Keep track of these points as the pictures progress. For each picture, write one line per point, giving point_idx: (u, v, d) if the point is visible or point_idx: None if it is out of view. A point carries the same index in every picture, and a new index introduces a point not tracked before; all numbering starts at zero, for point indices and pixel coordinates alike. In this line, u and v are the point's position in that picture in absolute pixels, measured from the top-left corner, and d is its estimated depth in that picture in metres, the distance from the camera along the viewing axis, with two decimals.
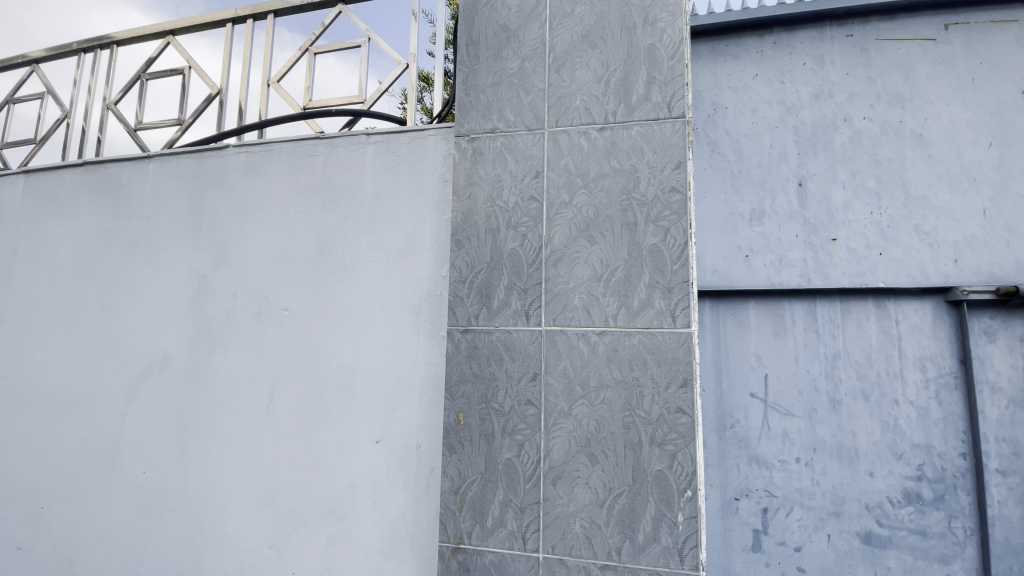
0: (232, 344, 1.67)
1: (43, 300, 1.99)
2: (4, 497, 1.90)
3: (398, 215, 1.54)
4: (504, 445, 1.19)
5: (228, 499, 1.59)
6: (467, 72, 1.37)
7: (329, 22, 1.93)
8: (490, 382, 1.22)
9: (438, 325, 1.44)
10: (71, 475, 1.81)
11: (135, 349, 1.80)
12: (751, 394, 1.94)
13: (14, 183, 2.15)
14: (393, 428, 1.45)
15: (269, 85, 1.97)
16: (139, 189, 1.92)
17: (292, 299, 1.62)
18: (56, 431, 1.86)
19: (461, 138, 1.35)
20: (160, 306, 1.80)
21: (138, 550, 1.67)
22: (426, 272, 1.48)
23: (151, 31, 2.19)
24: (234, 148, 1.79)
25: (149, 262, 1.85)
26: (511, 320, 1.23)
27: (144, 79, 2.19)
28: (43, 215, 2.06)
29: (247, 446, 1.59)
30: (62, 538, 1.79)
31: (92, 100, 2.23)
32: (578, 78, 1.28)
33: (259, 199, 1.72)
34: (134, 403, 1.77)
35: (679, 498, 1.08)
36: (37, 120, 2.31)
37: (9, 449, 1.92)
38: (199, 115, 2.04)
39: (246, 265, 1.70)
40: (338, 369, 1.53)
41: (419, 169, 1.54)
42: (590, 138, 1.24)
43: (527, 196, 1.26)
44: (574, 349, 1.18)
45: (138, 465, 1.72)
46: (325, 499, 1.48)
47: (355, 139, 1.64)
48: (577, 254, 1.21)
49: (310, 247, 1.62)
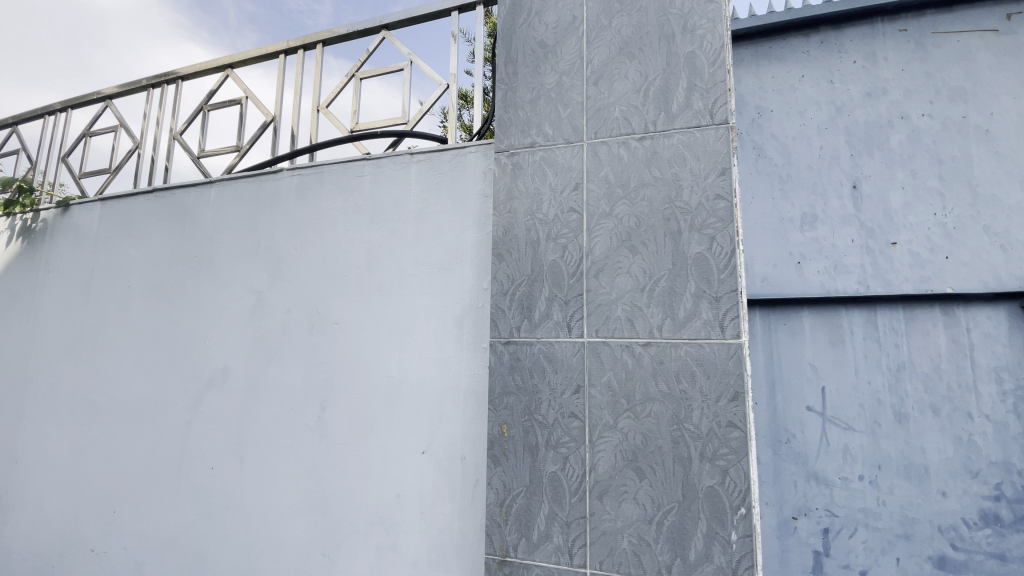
0: (286, 357, 1.75)
1: (118, 318, 2.15)
2: (81, 501, 2.05)
3: (441, 230, 1.58)
4: (549, 458, 1.18)
5: (283, 507, 1.65)
6: (506, 89, 1.41)
7: (373, 48, 2.03)
8: (533, 394, 1.23)
9: (480, 337, 1.46)
10: (141, 480, 1.94)
11: (198, 363, 1.92)
12: (807, 407, 1.85)
13: (92, 210, 2.35)
14: (438, 439, 1.47)
15: (318, 110, 2.07)
16: (202, 212, 2.06)
17: (341, 313, 1.68)
18: (128, 440, 2.00)
19: (501, 153, 1.38)
20: (221, 322, 1.91)
21: (201, 554, 1.76)
22: (468, 285, 1.51)
23: (212, 65, 2.36)
24: (288, 171, 1.90)
25: (211, 280, 1.97)
26: (553, 332, 1.23)
27: (205, 110, 2.35)
28: (118, 238, 2.24)
29: (301, 455, 1.65)
30: (132, 541, 1.90)
31: (160, 131, 2.42)
32: (616, 90, 1.28)
33: (311, 218, 1.81)
34: (197, 413, 1.88)
35: (732, 516, 1.04)
36: (112, 151, 2.53)
37: (88, 456, 2.07)
38: (255, 141, 2.17)
39: (299, 281, 1.78)
40: (386, 381, 1.57)
41: (460, 185, 1.58)
42: (630, 147, 1.24)
43: (567, 208, 1.27)
44: (618, 361, 1.17)
45: (200, 473, 1.82)
46: (375, 509, 1.52)
47: (399, 159, 1.70)
48: (619, 265, 1.20)
49: (359, 263, 1.69)
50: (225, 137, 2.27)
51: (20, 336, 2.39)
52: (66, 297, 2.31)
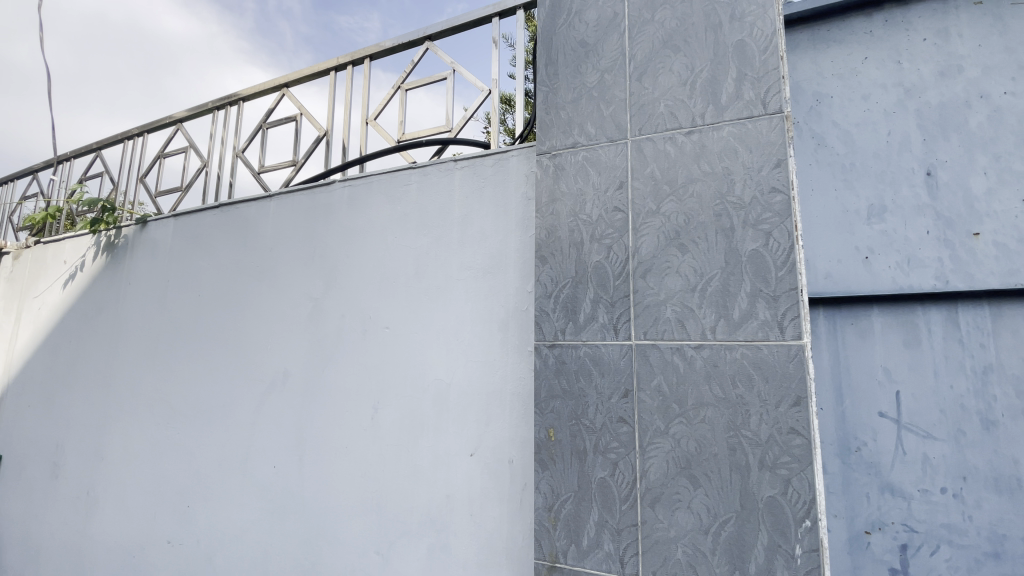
0: (340, 360, 1.81)
1: (190, 324, 2.30)
2: (159, 496, 2.19)
3: (485, 235, 1.59)
4: (597, 463, 1.16)
5: (339, 505, 1.70)
6: (547, 91, 1.40)
7: (418, 59, 2.07)
8: (579, 397, 1.20)
9: (526, 340, 1.45)
10: (211, 477, 2.05)
11: (261, 366, 2.02)
12: (879, 413, 1.59)
13: (166, 225, 2.53)
14: (485, 442, 1.47)
15: (367, 123, 2.14)
16: (262, 224, 2.16)
17: (391, 317, 1.72)
18: (200, 439, 2.13)
19: (543, 155, 1.37)
20: (281, 327, 2.00)
21: (265, 548, 1.84)
22: (513, 288, 1.50)
23: (269, 86, 2.49)
24: (339, 183, 1.97)
25: (272, 288, 2.07)
26: (599, 335, 1.20)
27: (264, 128, 2.48)
28: (189, 251, 2.40)
29: (356, 455, 1.70)
30: (204, 534, 2.02)
31: (225, 150, 2.57)
32: (660, 84, 1.24)
33: (361, 226, 1.87)
34: (260, 414, 1.97)
35: (796, 529, 0.97)
36: (183, 171, 2.71)
37: (165, 454, 2.22)
38: (310, 155, 2.27)
39: (351, 287, 1.84)
40: (434, 384, 1.59)
41: (503, 190, 1.58)
42: (677, 143, 1.19)
43: (611, 207, 1.24)
44: (669, 364, 1.12)
45: (264, 471, 1.91)
46: (425, 510, 1.54)
47: (443, 166, 1.72)
48: (667, 264, 1.16)
49: (406, 268, 1.72)
50: (282, 153, 2.38)
51: (106, 342, 2.61)
52: (145, 306, 2.50)
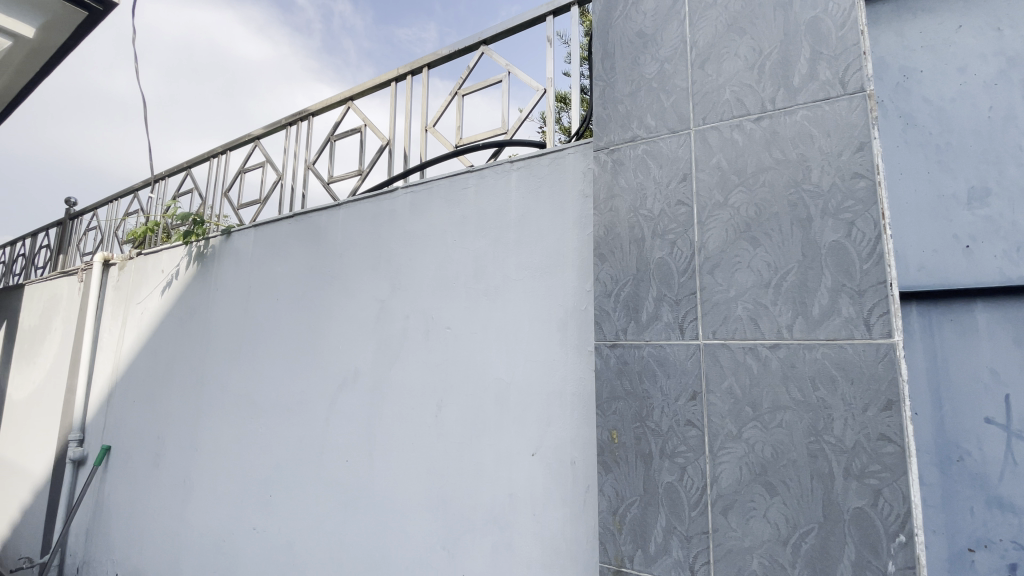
0: (406, 359, 1.87)
1: (270, 326, 2.46)
2: (245, 485, 2.36)
3: (542, 234, 1.58)
4: (664, 467, 1.11)
5: (406, 500, 1.76)
6: (604, 86, 1.37)
7: (473, 64, 2.10)
8: (643, 399, 1.17)
9: (585, 340, 1.43)
10: (290, 469, 2.19)
11: (333, 366, 2.13)
12: (986, 419, 1.40)
13: (248, 235, 2.73)
14: (547, 442, 1.46)
15: (426, 129, 2.20)
16: (332, 231, 2.28)
17: (452, 318, 1.75)
18: (280, 433, 2.27)
19: (600, 151, 1.34)
20: (350, 328, 2.10)
21: (339, 539, 1.94)
22: (571, 287, 1.48)
23: (336, 100, 2.62)
24: (402, 189, 2.03)
25: (342, 291, 2.17)
26: (663, 334, 1.16)
27: (332, 140, 2.61)
28: (268, 258, 2.57)
29: (422, 453, 1.75)
30: (284, 523, 2.15)
31: (297, 162, 2.74)
32: (725, 70, 1.17)
33: (422, 230, 1.92)
34: (333, 411, 2.08)
35: (888, 543, 0.89)
36: (261, 184, 2.91)
37: (249, 447, 2.39)
38: (373, 164, 2.36)
39: (415, 289, 1.90)
40: (495, 384, 1.60)
41: (560, 188, 1.56)
42: (745, 131, 1.13)
43: (674, 201, 1.19)
44: (741, 365, 1.06)
45: (338, 465, 2.01)
46: (489, 508, 1.55)
47: (500, 167, 1.73)
48: (737, 259, 1.09)
49: (466, 270, 1.75)
50: (349, 163, 2.50)
51: (198, 343, 2.85)
52: (230, 310, 2.71)
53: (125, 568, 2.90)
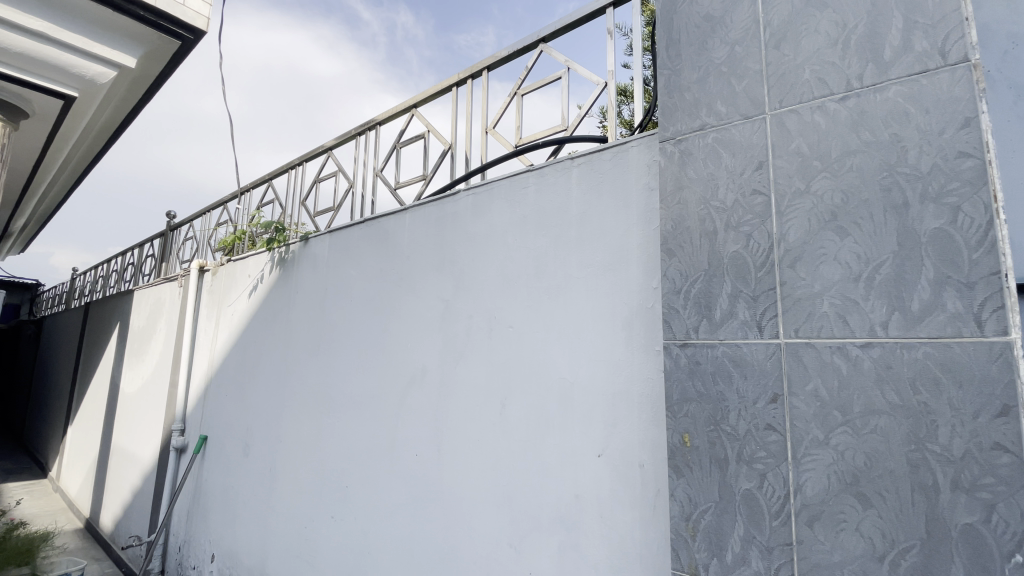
0: (471, 357, 1.90)
1: (344, 326, 2.60)
2: (324, 475, 2.50)
3: (604, 230, 1.55)
4: (740, 473, 1.06)
5: (473, 496, 1.79)
6: (670, 75, 1.32)
7: (532, 63, 2.10)
8: (717, 401, 1.11)
9: (653, 339, 1.38)
10: (364, 462, 2.30)
11: (402, 364, 2.21)
12: None
13: (323, 241, 2.89)
14: (613, 443, 1.43)
15: (487, 131, 2.22)
16: (399, 234, 2.37)
17: (514, 316, 1.76)
18: (355, 427, 2.39)
19: (667, 142, 1.30)
20: (417, 328, 2.17)
21: (410, 531, 2.01)
22: (636, 284, 1.44)
23: (400, 108, 2.71)
24: (464, 191, 2.07)
25: (409, 292, 2.25)
26: (739, 333, 1.10)
27: (398, 148, 2.71)
28: (341, 262, 2.71)
29: (488, 449, 1.77)
30: (359, 514, 2.26)
31: (366, 170, 2.87)
32: (804, 48, 1.09)
33: (484, 231, 1.95)
34: (403, 407, 2.15)
35: (1006, 566, 0.79)
36: (334, 192, 3.08)
37: (327, 439, 2.53)
38: (437, 168, 2.42)
39: (478, 288, 1.92)
40: (559, 383, 1.59)
41: (623, 183, 1.52)
42: (827, 112, 1.04)
43: (749, 191, 1.13)
44: (827, 366, 0.98)
45: (408, 459, 2.08)
46: (555, 507, 1.54)
47: (560, 165, 1.71)
48: (822, 250, 1.01)
49: (527, 269, 1.75)
50: (414, 168, 2.58)
51: (280, 342, 3.06)
52: (308, 311, 2.88)
53: (220, 548, 3.16)
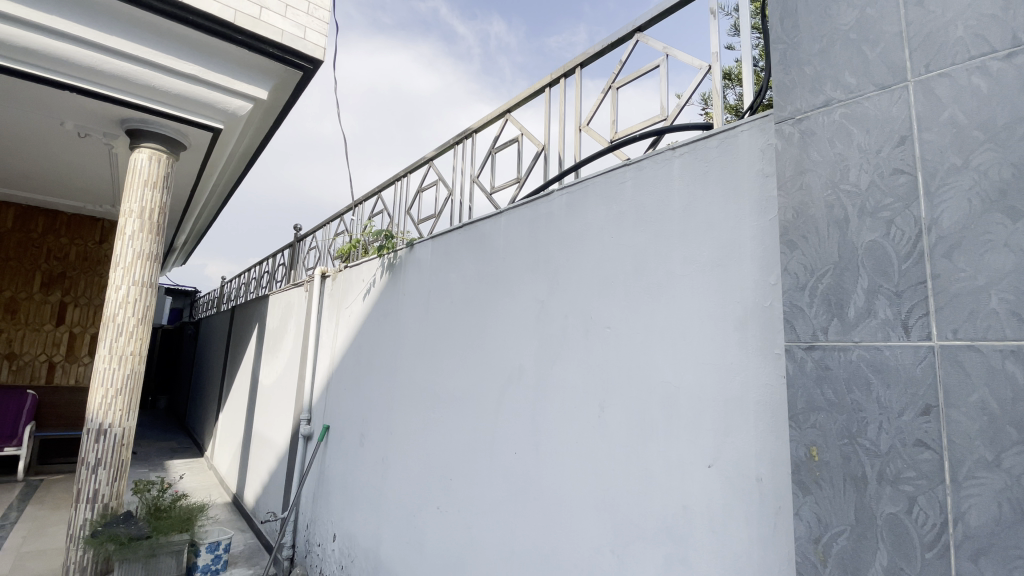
0: (568, 359, 1.88)
1: (445, 326, 2.72)
2: (430, 467, 2.64)
3: (711, 223, 1.45)
4: (883, 495, 0.92)
5: (572, 498, 1.77)
6: (785, 49, 1.20)
7: (627, 54, 2.03)
8: (852, 411, 0.98)
9: (771, 341, 1.27)
10: (466, 457, 2.38)
11: (500, 363, 2.25)
12: None
13: (426, 246, 3.05)
14: (726, 452, 1.33)
15: (580, 129, 2.19)
16: (496, 237, 2.42)
17: (613, 317, 1.71)
18: (457, 423, 2.49)
19: (783, 124, 1.18)
20: (514, 329, 2.20)
21: (510, 528, 2.04)
22: (750, 281, 1.33)
23: (495, 114, 2.78)
24: (559, 192, 2.06)
25: (506, 293, 2.29)
26: (877, 334, 0.97)
27: (493, 153, 2.77)
28: (443, 265, 2.84)
29: (587, 453, 1.74)
30: (463, 508, 2.34)
31: (464, 177, 2.97)
32: (956, 1, 0.93)
33: (581, 229, 1.91)
34: (502, 406, 2.19)
35: None
36: (435, 200, 3.23)
37: (433, 434, 2.66)
38: (531, 169, 2.43)
39: (574, 287, 1.90)
40: (662, 386, 1.52)
41: (732, 171, 1.41)
42: (990, 72, 0.88)
43: (888, 171, 0.98)
44: (997, 373, 0.83)
45: (508, 457, 2.11)
46: (661, 517, 1.47)
47: (660, 157, 1.64)
48: (987, 237, 0.85)
49: (626, 267, 1.69)
50: (509, 172, 2.63)
51: (390, 342, 3.28)
52: (414, 312, 3.06)
53: (340, 529, 3.45)
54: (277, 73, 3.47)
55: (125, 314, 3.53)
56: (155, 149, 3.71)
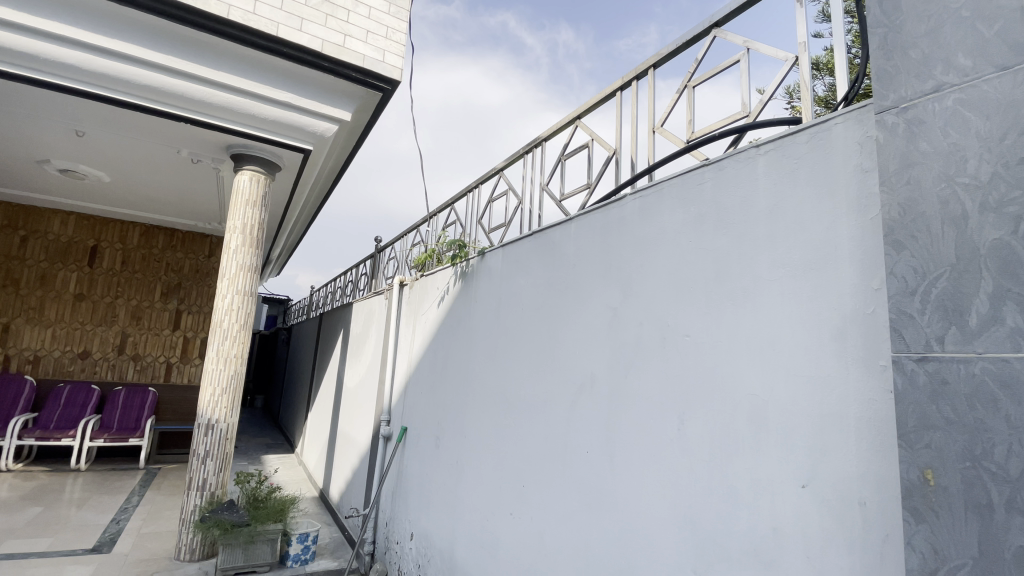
0: (643, 368, 1.83)
1: (516, 333, 2.75)
2: (503, 473, 2.66)
3: (802, 225, 1.36)
4: (1015, 528, 0.81)
5: (650, 513, 1.71)
6: (885, 33, 1.10)
7: (704, 52, 1.96)
8: (975, 431, 0.87)
9: (874, 351, 1.16)
10: (539, 464, 2.38)
11: (571, 372, 2.24)
12: None
13: (497, 255, 3.11)
14: (822, 472, 1.23)
15: (654, 131, 2.13)
16: (566, 244, 2.42)
17: (692, 325, 1.65)
18: (529, 430, 2.50)
19: (885, 114, 1.08)
20: (585, 337, 2.17)
21: (584, 539, 2.00)
22: (848, 287, 1.23)
23: (564, 122, 2.78)
24: (632, 197, 2.02)
25: (577, 300, 2.27)
26: (1005, 344, 0.86)
27: (563, 160, 2.77)
28: (514, 273, 2.87)
29: (665, 466, 1.68)
30: (536, 516, 2.33)
31: (534, 186, 2.99)
32: None
33: (656, 234, 1.86)
34: (575, 415, 2.17)
35: None
36: (506, 209, 3.28)
37: (505, 441, 2.69)
38: (602, 174, 2.40)
39: (649, 294, 1.85)
40: (748, 399, 1.44)
41: (825, 168, 1.32)
42: None
43: (1016, 160, 0.87)
44: None
45: (581, 466, 2.09)
46: (748, 538, 1.38)
47: (743, 156, 1.56)
48: None
49: (705, 273, 1.62)
50: (579, 179, 2.61)
51: (463, 348, 3.37)
52: (486, 320, 3.11)
53: (417, 529, 3.57)
54: (359, 95, 3.73)
55: (230, 320, 3.91)
56: (255, 171, 4.09)
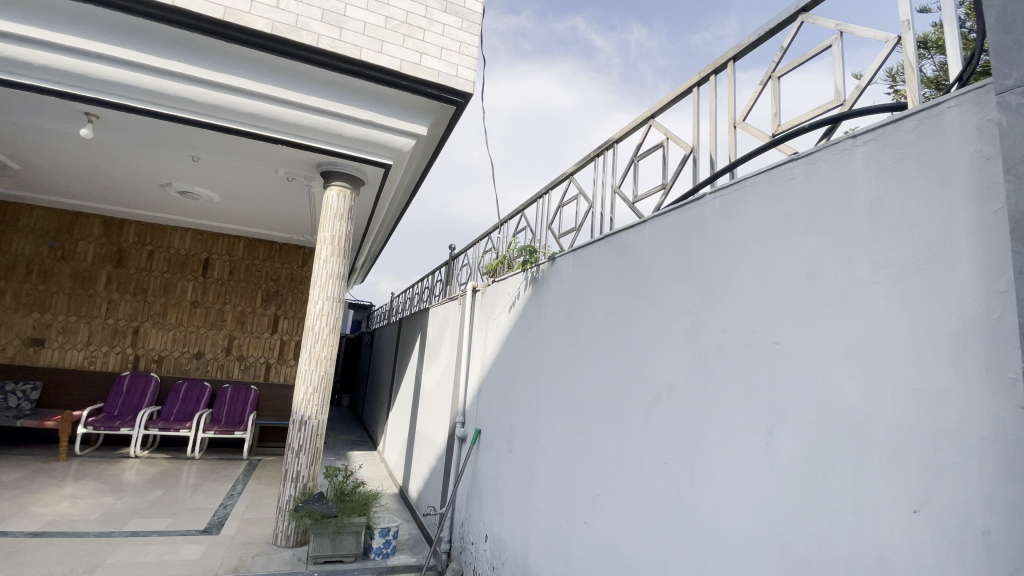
0: (726, 376, 1.74)
1: (589, 339, 2.72)
2: (577, 480, 2.63)
3: (909, 221, 1.23)
4: None
5: (735, 530, 1.62)
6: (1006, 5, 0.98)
7: (791, 39, 1.84)
8: None
9: (1001, 363, 1.02)
10: (614, 473, 2.33)
11: (647, 378, 2.17)
12: None
13: (567, 260, 3.09)
14: (937, 496, 1.10)
15: (735, 126, 2.02)
16: (640, 248, 2.36)
17: (781, 331, 1.54)
18: (603, 437, 2.45)
19: (1008, 93, 0.96)
20: (662, 343, 2.10)
21: (663, 552, 1.93)
22: (967, 289, 1.10)
23: (637, 122, 2.72)
24: (711, 196, 1.93)
25: (652, 305, 2.21)
26: None
27: (636, 161, 2.71)
28: (585, 278, 2.84)
29: (752, 480, 1.58)
30: (612, 526, 2.28)
31: (605, 189, 2.95)
32: None
33: (738, 235, 1.77)
34: (652, 423, 2.10)
35: None
36: (577, 214, 3.26)
37: (579, 447, 2.66)
38: (678, 174, 2.31)
39: (732, 299, 1.76)
40: (847, 412, 1.32)
41: (937, 156, 1.19)
42: None
43: None
44: None
45: (659, 477, 2.02)
46: (848, 564, 1.27)
47: (838, 148, 1.45)
48: None
49: (796, 276, 1.52)
50: (653, 180, 2.54)
51: (534, 353, 3.38)
52: (558, 325, 3.10)
53: (492, 531, 3.62)
54: (434, 110, 3.89)
55: (320, 324, 4.21)
56: (342, 186, 4.39)
